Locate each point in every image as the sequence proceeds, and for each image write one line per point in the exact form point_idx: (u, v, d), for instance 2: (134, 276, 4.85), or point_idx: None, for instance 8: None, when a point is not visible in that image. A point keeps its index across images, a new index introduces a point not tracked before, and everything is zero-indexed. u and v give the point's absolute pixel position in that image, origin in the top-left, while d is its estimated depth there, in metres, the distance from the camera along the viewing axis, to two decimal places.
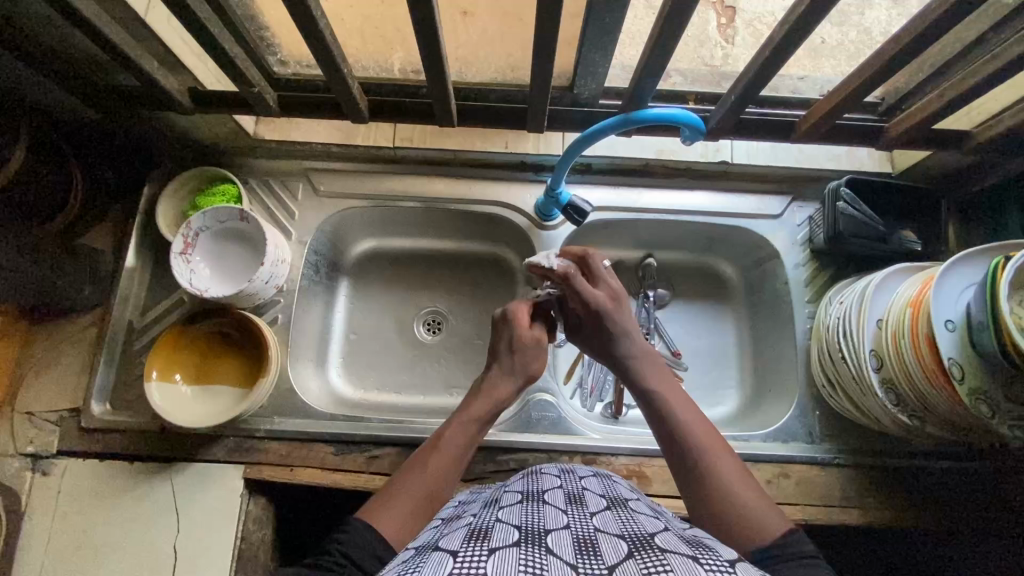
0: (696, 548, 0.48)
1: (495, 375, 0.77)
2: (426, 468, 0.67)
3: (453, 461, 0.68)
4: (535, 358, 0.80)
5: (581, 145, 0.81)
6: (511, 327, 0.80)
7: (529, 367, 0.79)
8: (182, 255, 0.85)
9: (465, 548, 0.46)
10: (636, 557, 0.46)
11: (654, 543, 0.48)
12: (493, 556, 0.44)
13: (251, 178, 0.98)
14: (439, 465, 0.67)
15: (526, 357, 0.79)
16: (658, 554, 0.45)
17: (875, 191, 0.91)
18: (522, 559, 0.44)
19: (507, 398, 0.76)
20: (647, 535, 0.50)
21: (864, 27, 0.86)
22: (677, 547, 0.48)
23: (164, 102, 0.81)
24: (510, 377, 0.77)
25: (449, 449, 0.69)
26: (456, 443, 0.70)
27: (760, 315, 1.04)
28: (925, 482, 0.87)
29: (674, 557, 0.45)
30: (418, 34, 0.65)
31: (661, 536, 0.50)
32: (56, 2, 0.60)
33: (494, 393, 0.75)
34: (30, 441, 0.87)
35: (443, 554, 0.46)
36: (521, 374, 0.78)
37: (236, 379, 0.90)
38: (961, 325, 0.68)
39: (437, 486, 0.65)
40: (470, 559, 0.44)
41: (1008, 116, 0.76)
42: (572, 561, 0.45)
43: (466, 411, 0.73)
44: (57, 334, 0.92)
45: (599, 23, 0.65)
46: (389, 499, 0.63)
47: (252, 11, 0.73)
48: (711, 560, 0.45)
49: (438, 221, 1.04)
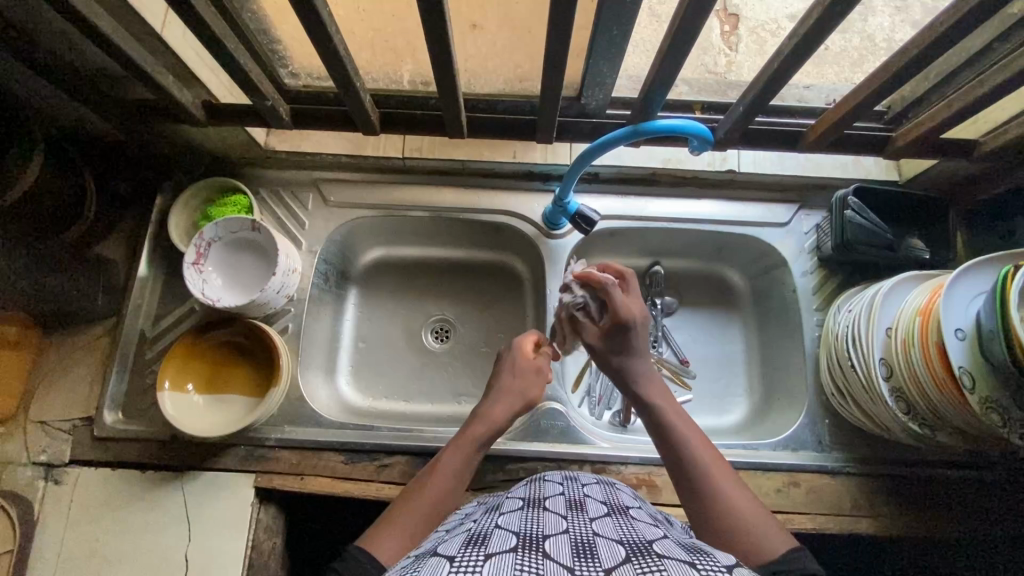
0: (694, 554, 0.48)
1: (490, 400, 0.77)
2: (426, 489, 0.66)
3: (451, 486, 0.67)
4: (536, 385, 0.79)
5: (591, 155, 0.82)
6: (509, 358, 0.82)
7: (527, 393, 0.78)
8: (194, 265, 0.86)
9: (463, 553, 0.47)
10: (633, 561, 0.46)
11: (652, 548, 0.48)
12: (489, 560, 0.45)
13: (261, 188, 1.00)
14: (438, 489, 0.67)
15: (527, 381, 0.79)
16: (656, 560, 0.46)
17: (882, 199, 0.92)
18: (518, 563, 0.44)
19: (504, 420, 0.75)
20: (645, 541, 0.50)
21: (867, 33, 0.90)
22: (675, 553, 0.48)
23: (178, 115, 0.82)
24: (508, 402, 0.77)
25: (449, 470, 0.69)
26: (457, 464, 0.69)
27: (768, 323, 1.05)
28: (936, 491, 0.87)
29: (672, 562, 0.45)
30: (431, 48, 0.66)
31: (660, 542, 0.51)
32: (77, 19, 0.62)
33: (492, 415, 0.75)
34: (43, 450, 0.88)
35: (440, 559, 0.47)
36: (517, 402, 0.77)
37: (247, 388, 0.90)
38: (971, 333, 0.68)
39: (437, 506, 0.65)
40: (467, 564, 0.44)
41: (1015, 125, 0.77)
42: (568, 564, 0.45)
43: (462, 435, 0.73)
44: (69, 344, 0.93)
45: (607, 34, 0.65)
46: (387, 526, 0.63)
47: (265, 25, 0.74)
48: (708, 566, 0.45)
49: (447, 231, 1.05)
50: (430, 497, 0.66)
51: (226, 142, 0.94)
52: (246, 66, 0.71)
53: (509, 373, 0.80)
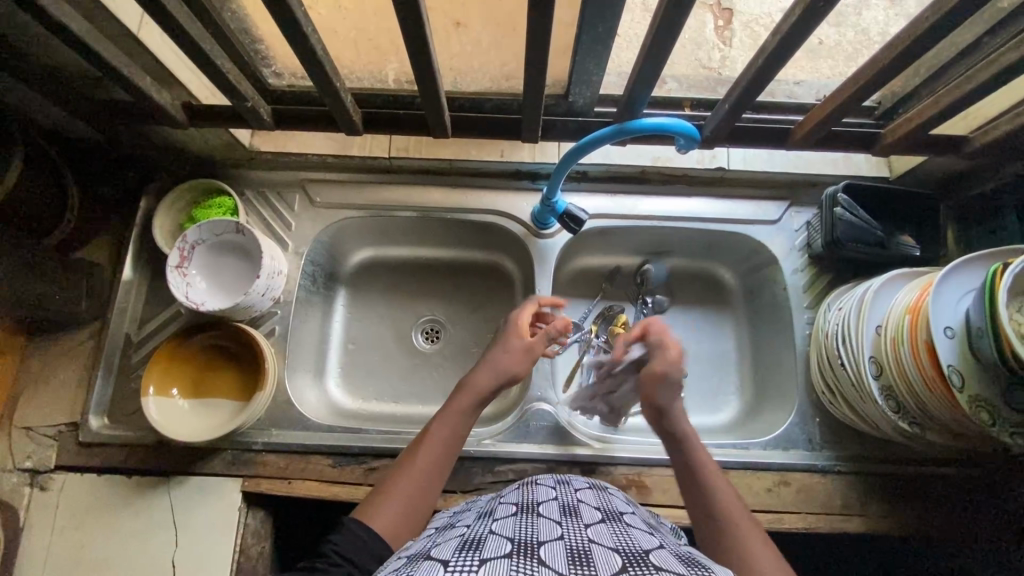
0: (691, 568, 0.48)
1: (477, 368, 0.79)
2: (412, 465, 0.70)
3: (440, 455, 0.71)
4: (522, 362, 0.80)
5: (577, 154, 0.81)
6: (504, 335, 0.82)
7: (510, 368, 0.78)
8: (177, 268, 0.86)
9: (457, 558, 0.46)
10: (629, 571, 0.45)
11: (649, 559, 0.48)
12: (483, 566, 0.44)
13: (246, 190, 0.99)
14: (428, 460, 0.70)
15: (515, 354, 0.80)
16: (652, 571, 0.45)
17: (872, 196, 0.91)
18: (513, 570, 0.44)
19: (489, 390, 0.77)
20: (640, 550, 0.50)
21: (862, 27, 0.86)
22: (671, 565, 0.47)
23: (159, 118, 0.81)
24: (494, 374, 0.78)
25: (436, 442, 0.72)
26: (446, 437, 0.72)
27: (760, 320, 1.04)
28: (927, 489, 0.87)
29: (668, 574, 0.45)
30: (412, 48, 0.65)
31: (656, 553, 0.50)
32: (49, 22, 0.61)
33: (476, 384, 0.77)
34: (28, 456, 0.87)
35: (434, 564, 0.46)
36: (503, 375, 0.78)
37: (234, 392, 0.90)
38: (960, 332, 0.67)
39: (424, 479, 0.68)
40: (461, 570, 0.44)
41: (1005, 121, 0.76)
42: (562, 573, 0.44)
43: (451, 403, 0.76)
44: (54, 347, 0.92)
45: (591, 32, 0.65)
46: (382, 497, 0.66)
47: (245, 24, 0.73)
48: None
49: (435, 230, 1.04)
50: (418, 472, 0.69)
51: (210, 144, 0.93)
52: (225, 66, 0.70)
53: (500, 347, 0.81)
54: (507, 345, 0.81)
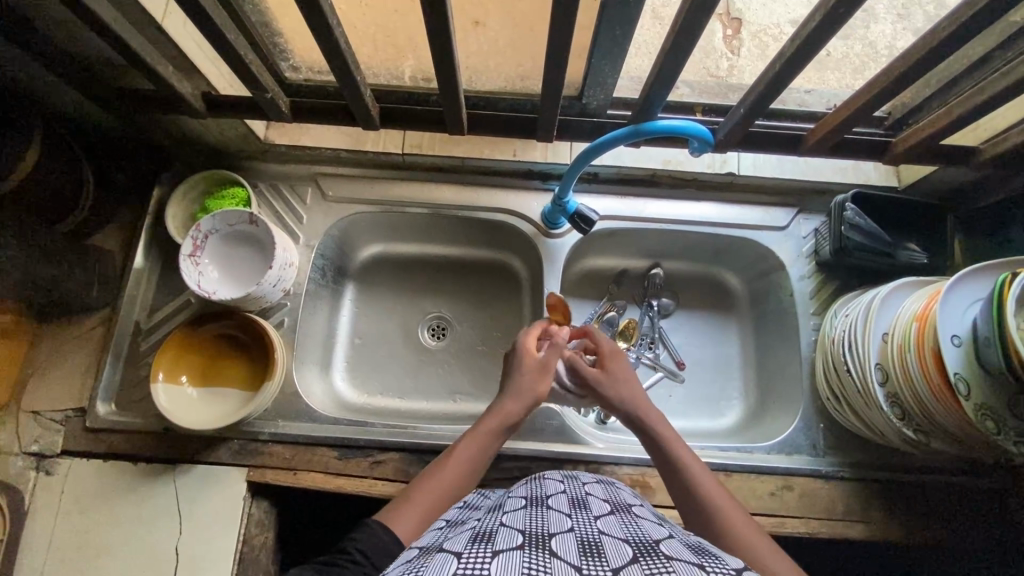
0: (702, 555, 0.48)
1: (509, 387, 0.78)
2: (441, 476, 0.71)
3: (467, 470, 0.72)
4: (545, 382, 0.79)
5: (591, 154, 0.82)
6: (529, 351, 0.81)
7: (540, 389, 0.77)
8: (190, 257, 0.86)
9: (470, 550, 0.47)
10: (641, 561, 0.46)
11: (659, 548, 0.48)
12: (497, 558, 0.45)
13: (259, 181, 0.99)
14: (454, 473, 0.71)
15: (539, 374, 0.78)
16: (664, 561, 0.46)
17: (881, 205, 0.92)
18: (526, 562, 0.44)
19: (521, 410, 0.77)
20: (651, 541, 0.50)
21: (870, 40, 0.90)
22: (682, 554, 0.48)
23: (177, 106, 0.81)
24: (524, 391, 0.77)
25: (463, 457, 0.72)
26: (472, 454, 0.73)
27: (765, 326, 1.05)
28: (929, 498, 0.87)
29: (680, 565, 0.45)
30: (433, 44, 0.66)
31: (666, 543, 0.50)
32: (78, 8, 0.62)
33: (510, 402, 0.77)
34: (34, 440, 0.87)
35: (446, 556, 0.46)
36: (534, 393, 0.78)
37: (242, 382, 0.90)
38: (967, 340, 0.68)
39: (450, 492, 0.70)
40: (474, 561, 0.44)
41: (1015, 133, 0.76)
42: (575, 563, 0.45)
43: (482, 421, 0.76)
44: (63, 333, 0.93)
45: (610, 34, 0.65)
46: (405, 506, 0.67)
47: (266, 18, 0.74)
48: (716, 568, 0.45)
49: (445, 227, 1.05)
50: (445, 483, 0.70)
51: (225, 135, 0.94)
52: (248, 58, 0.71)
53: (529, 365, 0.79)
54: (535, 363, 0.79)
